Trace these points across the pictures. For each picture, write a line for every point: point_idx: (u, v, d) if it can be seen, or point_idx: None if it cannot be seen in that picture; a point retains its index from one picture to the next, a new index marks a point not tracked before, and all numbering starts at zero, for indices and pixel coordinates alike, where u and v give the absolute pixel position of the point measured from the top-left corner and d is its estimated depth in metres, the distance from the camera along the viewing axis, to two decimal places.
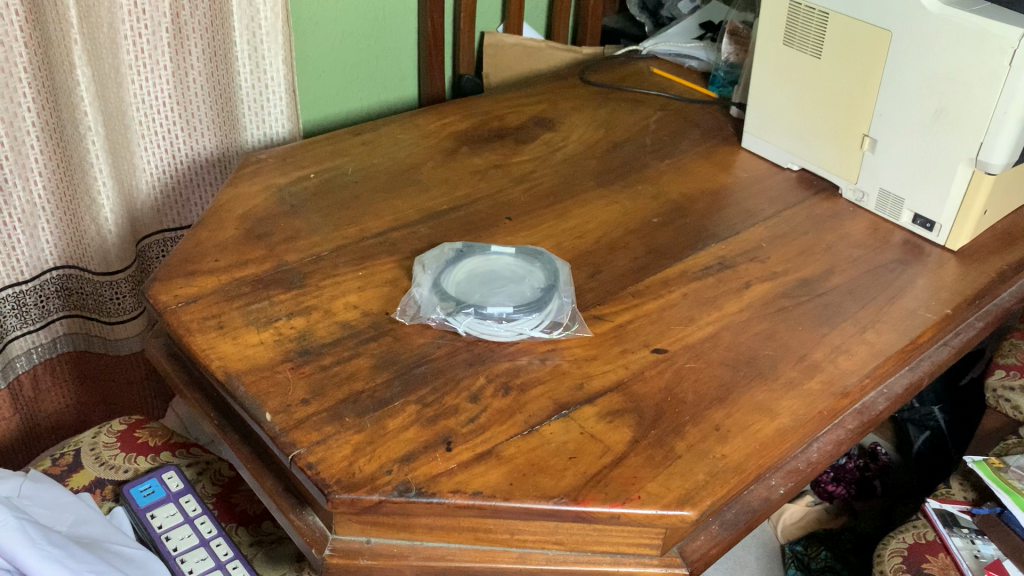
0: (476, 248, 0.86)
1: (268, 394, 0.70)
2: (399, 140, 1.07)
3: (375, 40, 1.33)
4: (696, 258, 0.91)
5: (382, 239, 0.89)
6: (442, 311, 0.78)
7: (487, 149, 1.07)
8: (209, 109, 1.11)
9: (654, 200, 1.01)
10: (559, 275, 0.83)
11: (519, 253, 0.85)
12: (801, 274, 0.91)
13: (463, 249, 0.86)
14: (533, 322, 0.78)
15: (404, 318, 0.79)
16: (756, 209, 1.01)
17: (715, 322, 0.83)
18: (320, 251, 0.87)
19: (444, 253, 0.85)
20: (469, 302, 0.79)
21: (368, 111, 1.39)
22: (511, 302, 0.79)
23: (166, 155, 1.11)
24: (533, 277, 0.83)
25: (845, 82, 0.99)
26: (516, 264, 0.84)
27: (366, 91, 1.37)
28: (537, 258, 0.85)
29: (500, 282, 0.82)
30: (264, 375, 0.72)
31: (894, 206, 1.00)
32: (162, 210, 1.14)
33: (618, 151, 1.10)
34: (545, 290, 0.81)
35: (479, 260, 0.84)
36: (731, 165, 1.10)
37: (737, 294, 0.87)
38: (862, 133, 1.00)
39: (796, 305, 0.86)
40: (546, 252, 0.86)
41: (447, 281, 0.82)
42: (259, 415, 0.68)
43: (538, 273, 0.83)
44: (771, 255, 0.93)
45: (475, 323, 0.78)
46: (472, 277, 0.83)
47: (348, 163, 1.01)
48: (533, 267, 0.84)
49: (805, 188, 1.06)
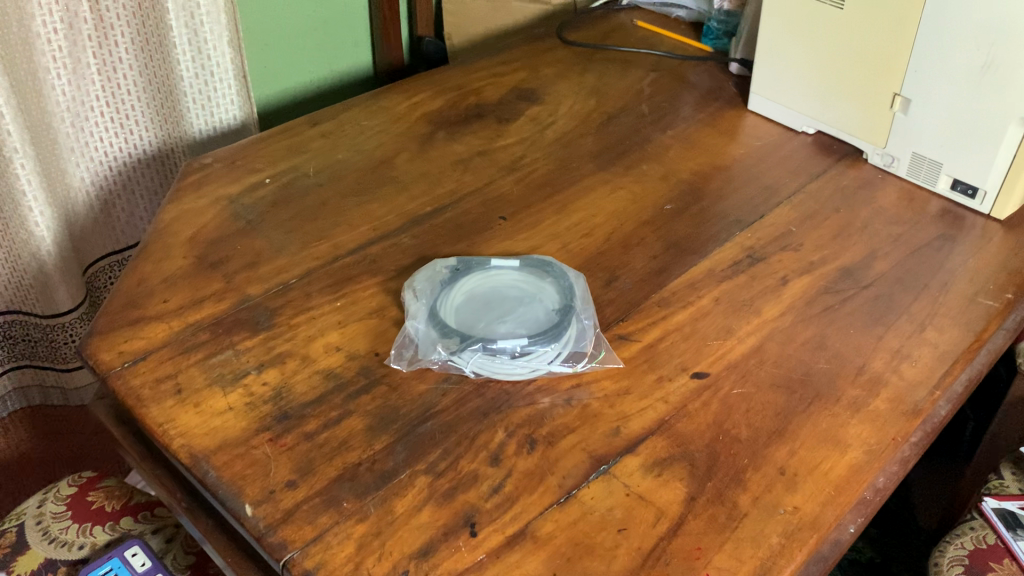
0: (473, 264, 0.73)
1: (246, 480, 0.58)
2: (364, 127, 0.92)
3: (322, 5, 1.17)
4: (722, 252, 0.80)
5: (360, 257, 0.76)
6: (444, 350, 0.66)
7: (467, 132, 0.93)
8: (146, 105, 1.02)
9: (663, 183, 0.89)
10: (575, 291, 0.71)
11: (525, 266, 0.73)
12: (841, 261, 0.80)
13: (458, 267, 0.73)
14: (552, 354, 0.66)
15: (398, 359, 0.66)
16: (778, 184, 0.90)
17: (758, 331, 0.72)
18: (287, 278, 0.73)
19: (437, 273, 0.73)
20: (474, 336, 0.66)
21: (319, 88, 1.24)
22: (524, 333, 0.67)
23: (106, 159, 1.03)
24: (544, 297, 0.70)
25: (871, 34, 0.87)
26: (524, 280, 0.72)
27: (316, 63, 1.21)
28: (547, 271, 0.73)
29: (507, 305, 0.70)
30: (237, 453, 0.59)
31: (929, 172, 0.89)
32: (107, 215, 1.08)
33: (614, 124, 0.97)
34: (562, 313, 0.69)
35: (479, 279, 0.72)
36: (740, 131, 0.98)
37: (775, 293, 0.76)
38: (893, 91, 0.88)
39: (844, 303, 0.75)
40: (556, 261, 0.74)
41: (445, 309, 0.69)
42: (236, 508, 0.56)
43: (551, 289, 0.71)
44: (804, 240, 0.82)
45: (483, 361, 0.65)
46: (473, 301, 0.70)
47: (309, 162, 0.86)
48: (545, 282, 0.72)
49: (826, 154, 0.94)
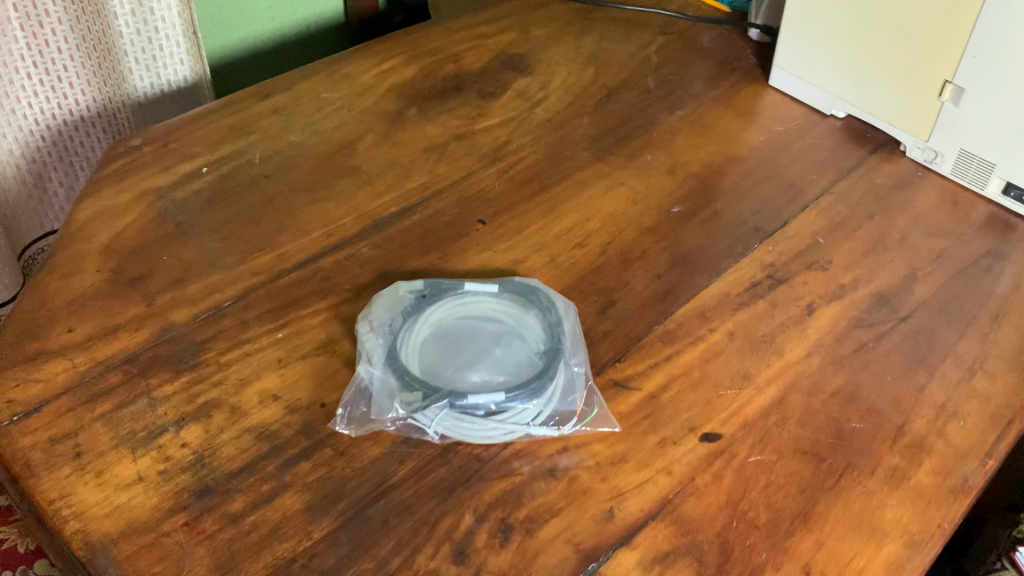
0: (443, 289, 0.61)
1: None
2: (323, 101, 0.79)
3: None
4: (737, 271, 0.68)
5: (309, 273, 0.64)
6: (403, 405, 0.54)
7: (443, 110, 0.80)
8: (83, 63, 0.88)
9: (670, 179, 0.76)
10: (563, 327, 0.59)
11: (504, 294, 0.61)
12: (876, 284, 0.68)
13: (424, 292, 0.61)
14: (533, 412, 0.55)
15: (344, 416, 0.55)
16: (803, 181, 0.77)
17: (779, 378, 0.61)
18: (220, 300, 0.61)
19: (398, 300, 0.61)
20: (441, 388, 0.55)
21: (281, 37, 1.09)
22: (501, 384, 0.55)
23: (34, 126, 0.89)
24: (527, 335, 0.59)
25: (922, 10, 0.73)
26: (503, 311, 0.60)
27: (277, 10, 1.06)
28: (531, 302, 0.61)
29: (481, 345, 0.58)
30: (144, 543, 0.48)
31: (978, 173, 0.76)
32: (37, 189, 0.94)
33: (614, 101, 0.83)
34: (547, 357, 0.57)
35: (449, 309, 0.60)
36: (760, 113, 0.85)
37: (800, 326, 0.64)
38: (944, 78, 0.74)
39: (880, 339, 0.64)
40: (541, 288, 0.62)
41: (407, 350, 0.57)
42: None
43: (535, 325, 0.59)
44: (833, 257, 0.70)
45: (450, 421, 0.54)
46: (441, 338, 0.58)
47: (256, 146, 0.73)
48: (528, 314, 0.60)
49: (859, 144, 0.82)
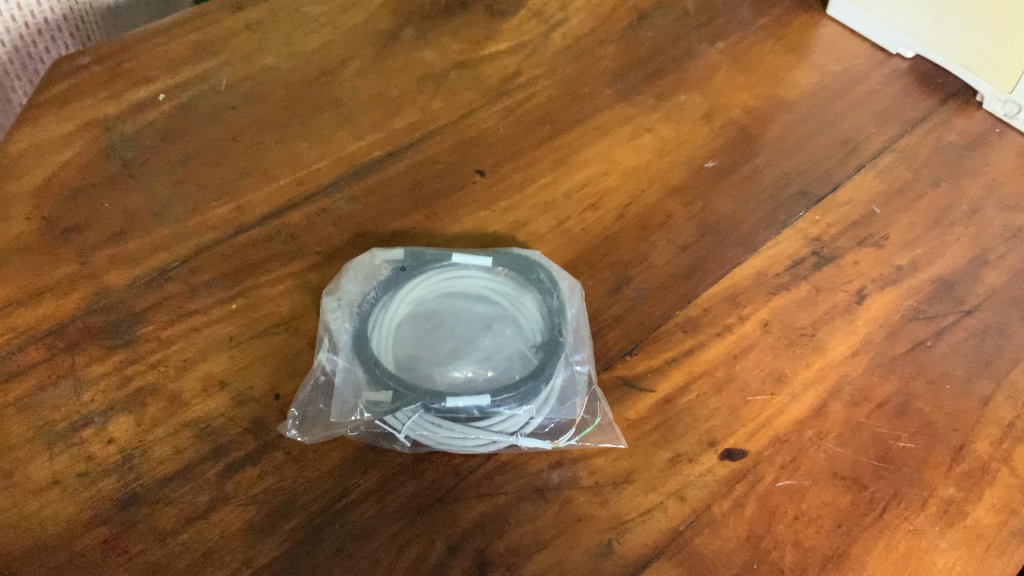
0: (427, 261, 0.52)
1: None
2: (305, 17, 0.68)
3: None
4: (776, 246, 0.58)
5: (274, 231, 0.55)
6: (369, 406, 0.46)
7: (445, 32, 0.68)
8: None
9: (705, 126, 0.65)
10: (565, 313, 0.50)
11: (499, 269, 0.52)
12: (940, 268, 0.58)
13: (404, 263, 0.52)
14: (523, 422, 0.46)
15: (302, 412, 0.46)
16: (860, 135, 0.66)
17: (817, 383, 0.51)
18: (166, 261, 0.52)
19: (373, 272, 0.52)
20: (413, 386, 0.46)
21: None
22: (486, 386, 0.47)
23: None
24: (522, 321, 0.50)
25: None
26: (496, 290, 0.51)
27: None
28: (529, 283, 0.52)
29: (467, 333, 0.50)
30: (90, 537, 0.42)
31: None
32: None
33: (646, 28, 0.71)
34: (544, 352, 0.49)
35: (432, 286, 0.51)
36: (815, 48, 0.73)
37: (846, 317, 0.55)
38: None
39: (940, 337, 0.54)
40: (543, 262, 0.53)
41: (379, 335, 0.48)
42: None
43: (532, 310, 0.51)
44: (890, 232, 0.60)
45: (424, 427, 0.45)
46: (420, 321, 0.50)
47: (223, 70, 0.63)
48: (525, 296, 0.51)
49: (927, 92, 0.70)
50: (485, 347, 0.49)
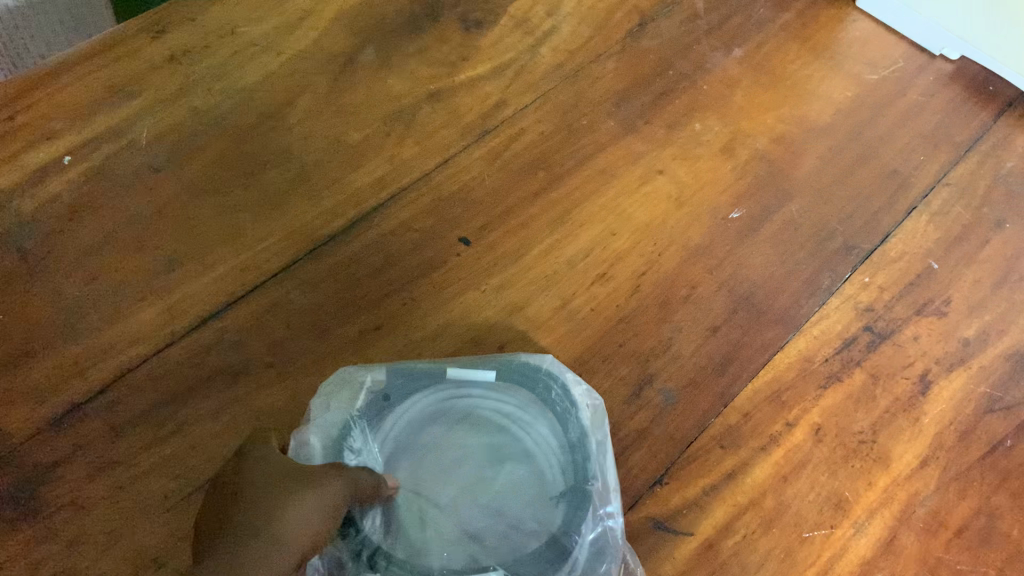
0: (416, 377, 0.42)
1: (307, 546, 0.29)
2: (239, 36, 0.55)
3: None
4: (823, 321, 0.48)
5: (213, 340, 0.44)
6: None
7: (411, 49, 0.56)
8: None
9: (728, 161, 0.55)
10: (590, 448, 0.41)
11: (507, 383, 0.42)
12: (1013, 338, 0.49)
13: (389, 382, 0.42)
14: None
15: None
16: (909, 164, 0.56)
17: (884, 507, 0.43)
18: (80, 393, 0.42)
19: (349, 392, 0.41)
20: (409, 573, 0.38)
21: None
22: (495, 563, 0.39)
23: None
24: (536, 460, 0.41)
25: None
26: (502, 416, 0.42)
27: None
28: (540, 405, 0.42)
29: (469, 481, 0.41)
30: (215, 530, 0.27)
31: None
32: None
33: (652, 31, 0.60)
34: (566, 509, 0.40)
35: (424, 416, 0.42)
36: (848, 49, 0.62)
37: (910, 415, 0.46)
38: None
39: (1021, 435, 0.46)
40: (559, 369, 0.43)
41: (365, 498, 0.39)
42: (322, 520, 0.31)
43: (548, 446, 0.41)
44: (952, 294, 0.50)
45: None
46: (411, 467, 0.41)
47: (138, 118, 0.51)
48: (539, 425, 0.42)
49: (982, 102, 0.59)
50: (492, 501, 0.41)
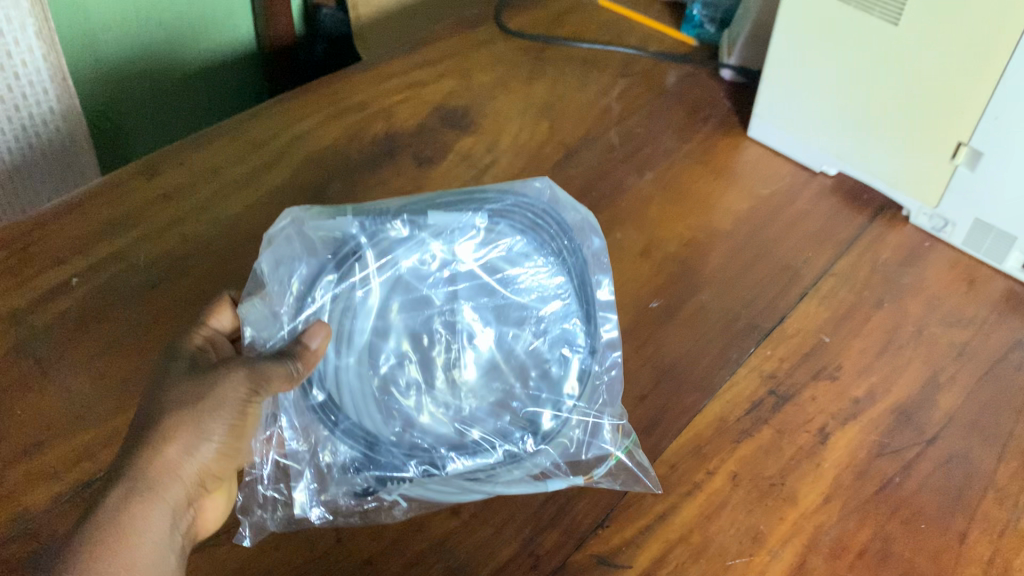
0: (410, 222, 0.52)
1: (164, 537, 0.41)
2: (224, 177, 0.65)
3: None
4: (734, 387, 0.57)
5: None
6: (345, 469, 0.48)
7: (372, 184, 0.66)
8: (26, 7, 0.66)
9: (646, 261, 0.64)
10: (591, 295, 0.53)
11: (507, 218, 0.52)
12: (896, 395, 0.58)
13: (375, 226, 0.51)
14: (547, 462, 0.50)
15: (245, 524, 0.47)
16: (799, 259, 0.66)
17: (795, 537, 0.50)
18: (89, 473, 0.48)
19: (337, 240, 0.50)
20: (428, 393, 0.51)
21: (203, 73, 0.86)
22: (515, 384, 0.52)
23: None
24: (529, 297, 0.53)
25: (938, 63, 0.61)
26: (506, 251, 0.53)
27: (182, 39, 0.82)
28: (529, 233, 0.53)
29: (481, 314, 0.53)
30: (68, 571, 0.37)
31: (996, 246, 0.66)
32: None
33: (576, 162, 0.70)
34: (563, 353, 0.53)
35: (429, 252, 0.52)
36: (742, 171, 0.73)
37: (812, 460, 0.53)
38: (957, 141, 0.63)
39: (908, 472, 0.53)
40: (556, 206, 0.54)
41: (343, 369, 0.49)
42: (211, 444, 0.43)
43: (545, 278, 0.53)
44: (842, 361, 0.59)
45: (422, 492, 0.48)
46: (433, 292, 0.53)
47: (139, 245, 0.59)
48: (538, 261, 0.53)
49: (857, 209, 0.71)
50: (496, 330, 0.53)
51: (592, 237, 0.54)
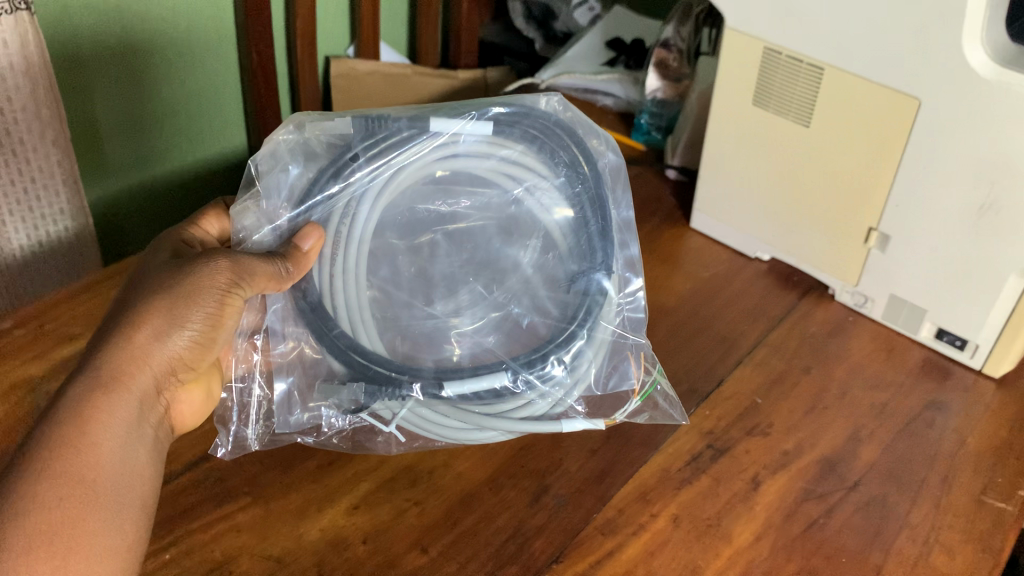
0: (412, 124, 0.56)
1: (132, 428, 0.47)
2: None
3: (184, 78, 0.87)
4: (676, 441, 0.63)
5: (203, 475, 0.57)
6: (334, 381, 0.58)
7: None
8: (48, 119, 0.74)
9: None
10: (607, 213, 0.60)
11: (519, 126, 0.58)
12: (821, 448, 0.64)
13: (383, 136, 0.56)
14: (570, 401, 0.61)
15: (226, 430, 0.59)
16: (735, 332, 0.74)
17: (728, 570, 0.55)
18: None
19: (343, 147, 0.57)
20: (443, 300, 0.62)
21: (201, 179, 0.95)
22: (520, 308, 0.63)
23: None
24: (544, 216, 0.61)
25: (845, 156, 0.71)
26: (518, 163, 0.59)
27: (183, 149, 0.91)
28: (536, 143, 0.59)
29: (494, 223, 0.62)
30: (44, 449, 0.43)
31: (910, 318, 0.74)
32: None
33: None
34: (575, 266, 0.62)
35: (439, 167, 0.58)
36: (685, 258, 0.82)
37: (745, 504, 0.60)
38: (868, 225, 0.72)
39: (831, 514, 0.60)
40: (568, 119, 0.60)
41: (339, 279, 0.57)
42: (180, 327, 0.49)
43: (557, 195, 0.61)
44: (773, 419, 0.66)
45: (429, 417, 0.58)
46: (438, 204, 0.61)
47: None
48: (552, 177, 0.60)
49: (788, 289, 0.79)
50: (500, 242, 0.63)
51: (607, 153, 0.61)
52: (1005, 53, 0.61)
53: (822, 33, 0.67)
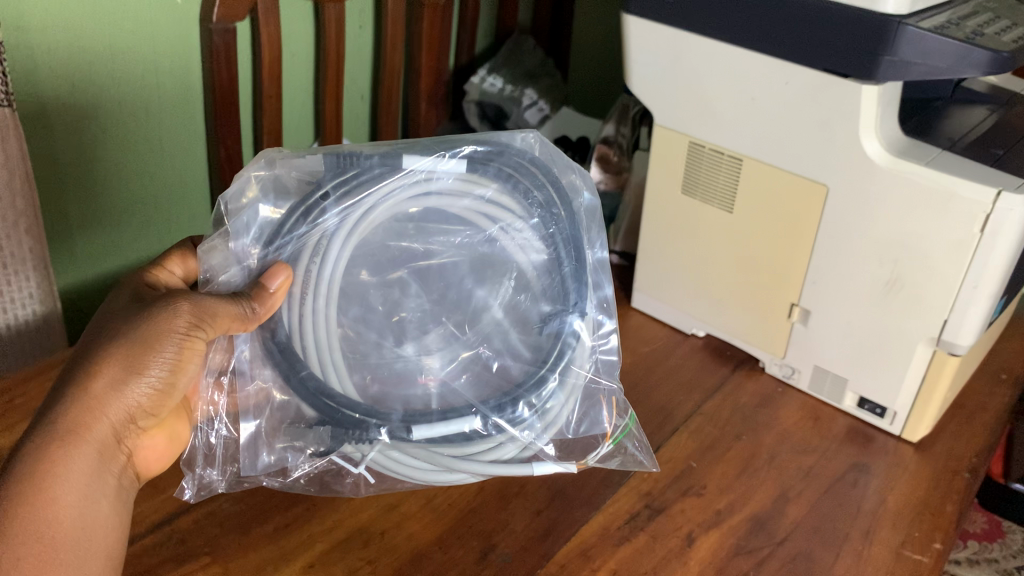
0: (384, 161, 0.61)
1: (92, 478, 0.51)
2: None
3: (155, 171, 0.92)
4: (616, 501, 0.68)
5: (165, 537, 0.61)
6: (297, 424, 0.62)
7: None
8: (24, 209, 0.78)
9: None
10: (581, 253, 0.66)
11: (493, 165, 0.63)
12: (752, 507, 0.69)
13: (353, 173, 0.60)
14: (540, 444, 0.64)
15: (192, 474, 0.63)
16: (671, 403, 0.79)
17: None
18: None
19: (320, 174, 0.61)
20: (412, 342, 0.67)
21: None
22: (490, 348, 0.68)
23: None
24: (518, 257, 0.66)
25: (768, 222, 0.77)
26: (493, 203, 0.64)
27: (154, 239, 0.96)
28: (511, 181, 0.63)
29: (467, 261, 0.67)
30: (3, 509, 0.47)
31: (834, 387, 0.80)
32: None
33: None
34: (548, 308, 0.67)
35: (412, 206, 0.62)
36: (626, 336, 0.88)
37: (681, 558, 0.64)
38: (790, 301, 0.79)
39: (760, 567, 0.64)
40: (541, 164, 0.65)
41: (307, 320, 0.60)
42: (143, 375, 0.53)
43: (532, 234, 0.65)
44: (706, 481, 0.71)
45: (398, 459, 0.62)
46: (411, 242, 0.66)
47: None
48: (526, 217, 0.65)
49: (720, 363, 0.85)
50: (471, 285, 0.68)
51: (584, 191, 0.66)
52: (896, 146, 0.69)
53: (736, 133, 0.75)
